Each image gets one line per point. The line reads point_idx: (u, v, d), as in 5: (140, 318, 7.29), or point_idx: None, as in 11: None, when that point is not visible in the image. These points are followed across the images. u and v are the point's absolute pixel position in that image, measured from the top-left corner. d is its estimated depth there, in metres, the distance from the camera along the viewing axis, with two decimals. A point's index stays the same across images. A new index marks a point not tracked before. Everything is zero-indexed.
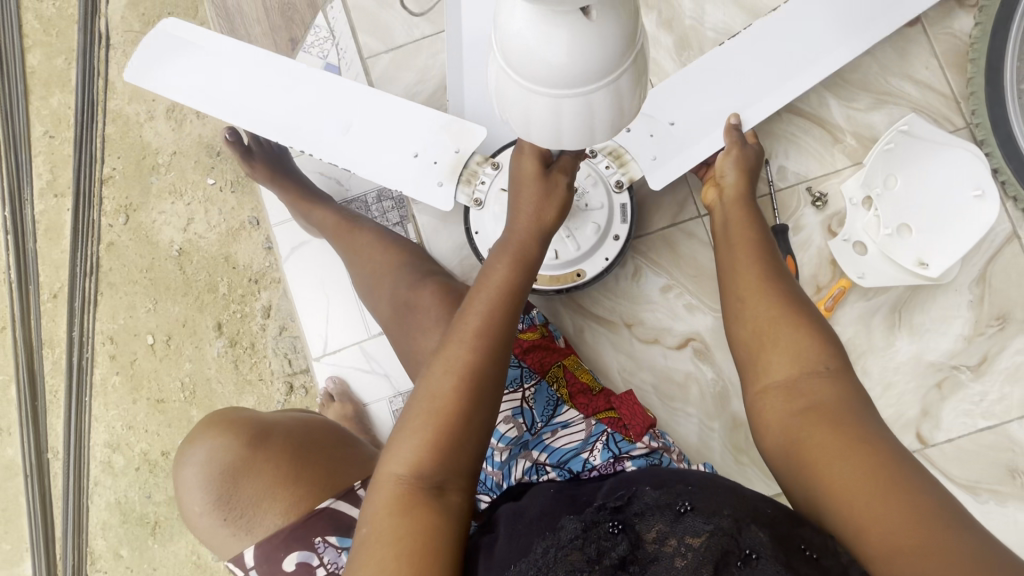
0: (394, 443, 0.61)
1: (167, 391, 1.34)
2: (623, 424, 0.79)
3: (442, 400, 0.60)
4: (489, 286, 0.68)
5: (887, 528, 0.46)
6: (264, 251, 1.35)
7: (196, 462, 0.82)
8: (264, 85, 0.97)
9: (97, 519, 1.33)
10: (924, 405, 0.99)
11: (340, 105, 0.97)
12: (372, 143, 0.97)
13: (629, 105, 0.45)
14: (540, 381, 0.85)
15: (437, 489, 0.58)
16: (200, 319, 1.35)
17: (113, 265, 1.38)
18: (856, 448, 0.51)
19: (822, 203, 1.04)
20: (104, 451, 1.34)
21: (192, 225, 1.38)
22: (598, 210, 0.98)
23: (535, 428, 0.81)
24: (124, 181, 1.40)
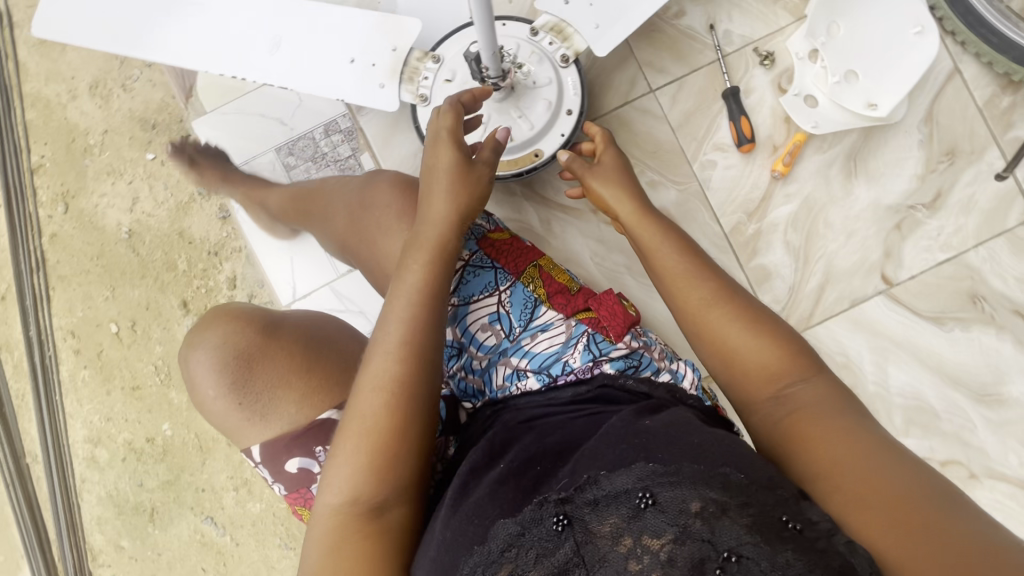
0: (328, 470, 0.65)
1: (140, 376, 1.30)
2: (602, 324, 0.73)
3: (371, 420, 0.64)
4: (406, 298, 0.70)
5: (883, 500, 0.51)
6: (220, 221, 1.30)
7: (206, 348, 0.78)
8: (183, 17, 0.98)
9: (91, 514, 1.30)
10: (886, 248, 1.02)
11: (268, 24, 0.98)
12: (305, 56, 0.97)
13: None
14: (513, 283, 0.79)
15: (375, 512, 0.63)
16: (162, 299, 1.30)
17: (61, 257, 1.32)
18: (849, 439, 0.56)
19: (770, 60, 1.04)
20: (86, 447, 1.30)
21: (138, 204, 1.31)
22: (547, 86, 0.96)
23: (512, 334, 0.76)
24: (56, 168, 1.32)
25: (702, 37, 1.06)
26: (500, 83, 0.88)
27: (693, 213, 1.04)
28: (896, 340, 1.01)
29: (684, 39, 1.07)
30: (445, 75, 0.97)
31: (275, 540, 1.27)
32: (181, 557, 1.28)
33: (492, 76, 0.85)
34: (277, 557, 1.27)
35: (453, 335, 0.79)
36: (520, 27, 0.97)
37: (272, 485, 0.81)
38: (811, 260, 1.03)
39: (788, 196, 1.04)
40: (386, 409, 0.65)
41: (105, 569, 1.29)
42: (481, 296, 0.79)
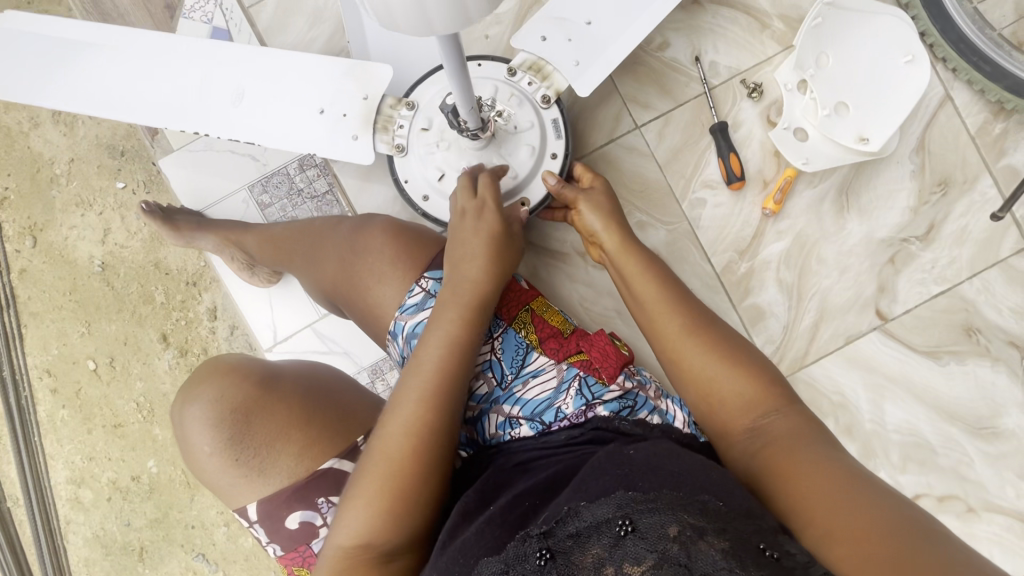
0: (342, 509, 0.60)
1: (122, 414, 1.26)
2: (595, 367, 0.67)
3: (399, 463, 0.60)
4: (440, 335, 0.66)
5: (860, 533, 0.46)
6: (196, 253, 1.26)
7: (201, 403, 0.74)
8: (133, 68, 0.93)
9: (78, 556, 1.27)
10: (880, 282, 1.01)
11: (227, 73, 0.92)
12: (271, 106, 0.92)
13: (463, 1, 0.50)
14: (506, 328, 0.72)
15: (383, 560, 0.58)
16: (141, 333, 1.26)
17: (31, 292, 1.27)
18: (825, 469, 0.52)
19: (758, 93, 1.02)
20: (69, 488, 1.27)
21: (110, 235, 1.27)
22: (529, 130, 0.93)
23: (505, 382, 0.70)
24: (22, 200, 1.27)
25: (687, 69, 1.04)
26: (480, 133, 0.85)
27: (682, 253, 1.02)
28: (891, 375, 1.00)
29: (669, 72, 1.04)
30: (421, 123, 0.94)
31: (269, 574, 1.25)
32: None
33: (471, 129, 0.82)
34: None
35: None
36: (498, 67, 0.94)
37: (267, 547, 0.78)
38: (804, 297, 1.01)
39: (780, 233, 1.02)
40: (413, 453, 0.60)
41: None
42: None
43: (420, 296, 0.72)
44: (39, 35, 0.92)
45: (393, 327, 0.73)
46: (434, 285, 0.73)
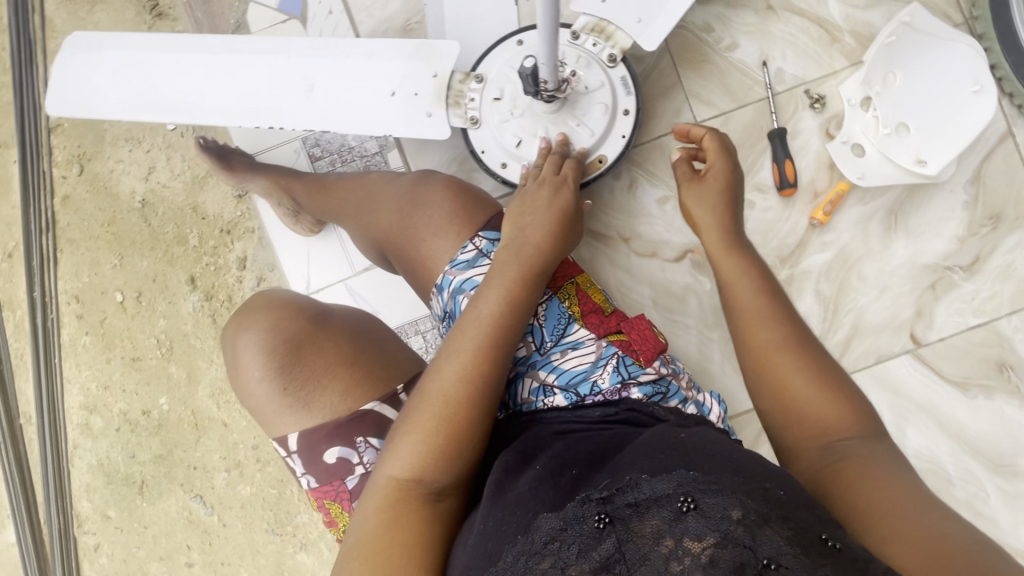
0: (396, 442, 0.62)
1: (142, 348, 1.28)
2: (633, 347, 0.69)
3: (454, 406, 0.62)
4: (500, 291, 0.66)
5: (937, 554, 0.47)
6: (235, 200, 1.28)
7: (257, 329, 0.77)
8: (200, 72, 0.89)
9: (81, 481, 1.29)
10: (918, 306, 1.01)
11: (295, 65, 0.89)
12: (343, 93, 0.89)
13: None
14: (551, 297, 0.73)
15: (433, 495, 0.59)
16: (170, 273, 1.28)
17: (72, 219, 1.30)
18: (897, 493, 0.53)
19: (821, 104, 1.02)
20: (81, 413, 1.29)
21: (154, 173, 1.29)
22: (599, 89, 0.93)
23: (543, 348, 0.71)
24: (74, 129, 1.30)
25: (753, 73, 1.04)
26: (556, 95, 0.84)
27: None
28: (917, 400, 1.00)
29: (734, 73, 1.04)
30: (491, 94, 0.92)
31: (263, 524, 1.27)
32: (166, 532, 1.27)
33: (549, 90, 0.82)
34: (263, 541, 1.27)
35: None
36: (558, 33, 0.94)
37: (301, 477, 0.79)
38: (840, 312, 1.02)
39: (824, 245, 1.02)
40: (469, 396, 0.62)
41: (90, 535, 1.29)
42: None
43: (472, 254, 0.74)
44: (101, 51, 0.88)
45: (439, 281, 0.74)
46: (487, 245, 0.74)
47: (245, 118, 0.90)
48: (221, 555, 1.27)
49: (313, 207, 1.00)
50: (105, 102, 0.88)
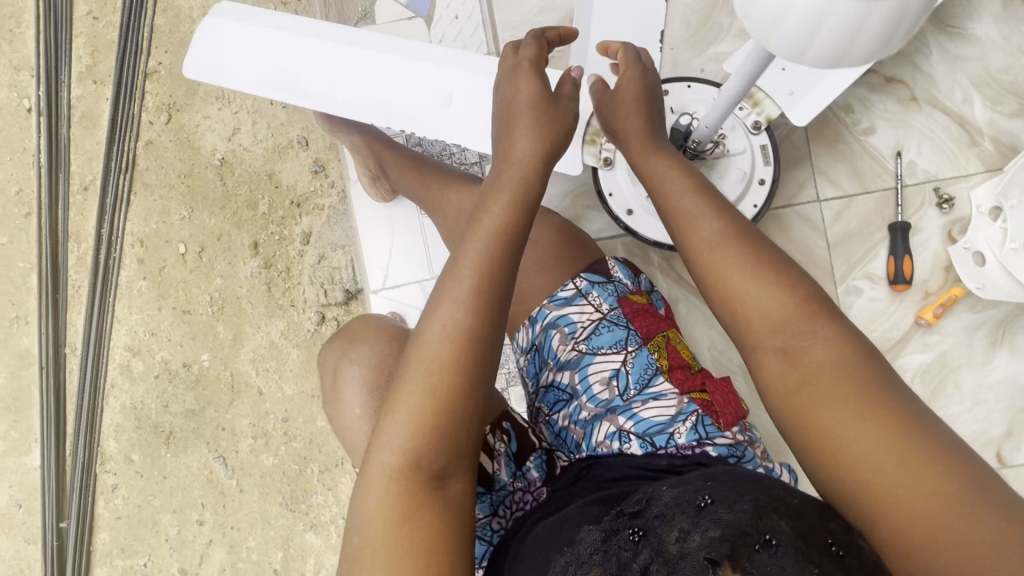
0: (381, 433, 0.54)
1: (194, 302, 1.30)
2: (716, 408, 0.61)
3: (438, 370, 0.54)
4: (482, 235, 0.58)
5: (906, 511, 0.45)
6: (310, 174, 1.29)
7: (362, 361, 0.72)
8: (344, 63, 0.83)
9: (111, 421, 1.31)
10: (1009, 425, 1.00)
11: (438, 74, 0.83)
12: (483, 111, 0.83)
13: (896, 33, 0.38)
14: (641, 347, 0.64)
15: (432, 481, 0.53)
16: (235, 234, 1.30)
17: (151, 164, 1.31)
18: (886, 426, 0.48)
19: (948, 205, 1.01)
20: (124, 354, 1.31)
21: (238, 135, 1.30)
22: (740, 155, 0.94)
23: (627, 395, 0.63)
24: (170, 78, 1.31)
25: (884, 160, 1.03)
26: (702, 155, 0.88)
27: None
28: None
29: (865, 158, 1.03)
30: None
31: (278, 498, 1.28)
32: (185, 487, 1.29)
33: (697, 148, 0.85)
34: (275, 514, 1.28)
35: (567, 379, 0.65)
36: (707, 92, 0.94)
37: None
38: None
39: (926, 345, 1.01)
40: (453, 364, 0.54)
41: (110, 475, 1.30)
42: (607, 350, 0.64)
43: (571, 292, 0.67)
44: (244, 23, 0.83)
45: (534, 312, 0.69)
46: (587, 286, 0.67)
47: (379, 117, 0.83)
48: (232, 519, 1.28)
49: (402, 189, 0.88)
50: (237, 72, 0.83)
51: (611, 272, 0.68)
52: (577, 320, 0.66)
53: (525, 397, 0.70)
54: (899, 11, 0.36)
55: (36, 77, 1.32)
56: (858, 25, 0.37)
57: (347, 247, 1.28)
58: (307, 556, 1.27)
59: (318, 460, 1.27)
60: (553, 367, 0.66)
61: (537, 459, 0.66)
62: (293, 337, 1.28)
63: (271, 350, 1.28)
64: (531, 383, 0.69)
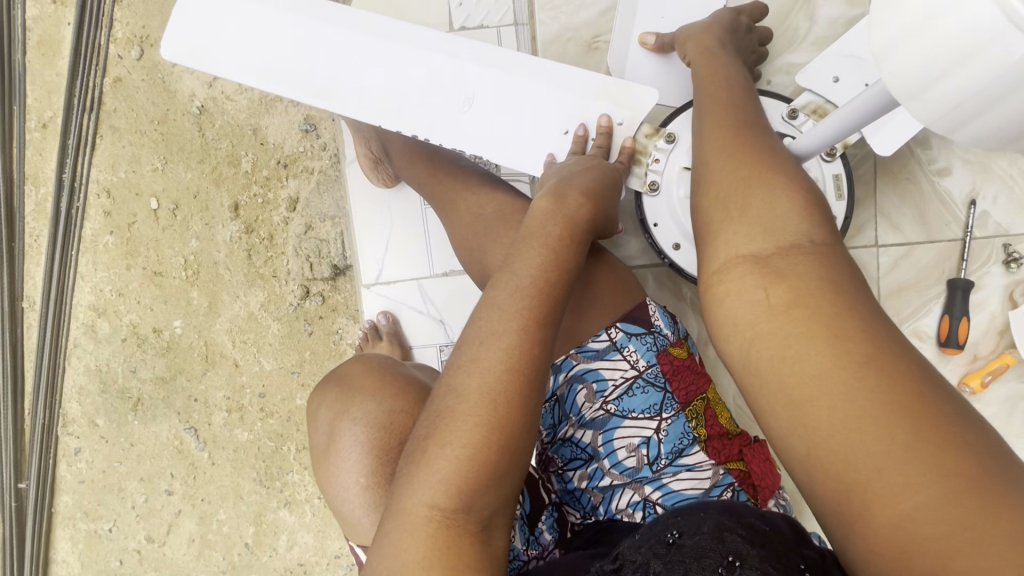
0: (423, 459, 0.43)
1: (166, 264, 1.20)
2: (752, 482, 0.55)
3: (494, 403, 0.43)
4: (530, 259, 0.50)
5: (903, 505, 0.33)
6: (300, 134, 1.16)
7: (363, 422, 0.63)
8: (345, 52, 0.70)
9: (74, 383, 1.23)
10: None
11: (456, 71, 0.71)
12: (505, 119, 0.72)
13: (989, 121, 0.26)
14: (677, 414, 0.56)
15: (484, 529, 0.42)
16: (214, 194, 1.18)
17: (120, 105, 1.17)
18: (887, 376, 0.35)
19: (1017, 264, 0.83)
20: (88, 313, 1.22)
21: (220, 80, 1.16)
22: None
23: (656, 465, 0.55)
24: (142, 5, 1.15)
25: (954, 207, 0.85)
26: None
27: None
28: None
29: (934, 203, 0.86)
30: (681, 160, 0.76)
31: (251, 474, 1.23)
32: (153, 455, 1.23)
33: None
34: (248, 490, 1.23)
35: (588, 438, 0.57)
36: (774, 106, 0.78)
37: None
38: None
39: None
40: (510, 396, 0.44)
41: (72, 438, 1.24)
42: (640, 416, 0.55)
43: (604, 344, 0.57)
44: (242, 1, 0.70)
45: (558, 362, 0.57)
46: (624, 338, 0.57)
47: (385, 114, 0.72)
48: (202, 492, 1.24)
49: (407, 179, 0.79)
50: (225, 57, 0.71)
51: (651, 321, 0.58)
52: (608, 377, 0.56)
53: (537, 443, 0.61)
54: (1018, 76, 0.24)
55: None
56: (981, 50, 0.25)
57: (337, 219, 1.17)
58: (279, 533, 1.24)
59: (296, 439, 1.22)
60: (576, 423, 0.57)
61: (550, 519, 0.58)
62: (274, 311, 1.19)
63: (250, 321, 1.20)
64: (546, 432, 0.60)
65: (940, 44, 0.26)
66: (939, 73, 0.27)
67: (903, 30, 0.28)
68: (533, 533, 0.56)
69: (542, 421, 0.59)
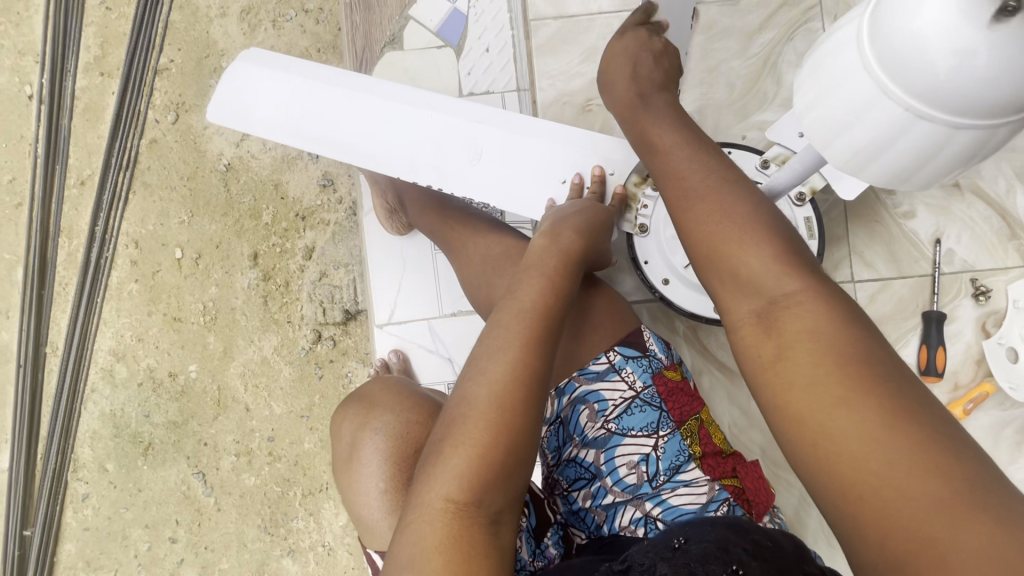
0: (439, 457, 0.46)
1: (186, 310, 1.25)
2: (747, 497, 0.57)
3: (500, 407, 0.47)
4: (533, 284, 0.56)
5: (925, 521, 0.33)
6: (318, 188, 1.25)
7: (383, 431, 0.65)
8: (368, 113, 0.79)
9: (88, 427, 1.26)
10: None
11: (466, 128, 0.79)
12: (510, 170, 0.79)
13: (876, 170, 0.32)
14: (673, 431, 0.59)
15: (493, 524, 0.45)
16: (235, 244, 1.25)
17: (153, 163, 1.27)
18: (872, 397, 0.37)
19: (984, 297, 0.87)
20: (108, 358, 1.26)
21: (246, 141, 1.26)
22: None
23: (656, 481, 0.57)
24: (180, 77, 1.27)
25: (922, 246, 0.90)
26: None
27: None
28: None
29: (903, 242, 0.90)
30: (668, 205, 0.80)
31: (256, 520, 1.23)
32: (159, 501, 1.24)
33: None
34: (252, 537, 1.23)
35: (591, 457, 0.59)
36: (748, 158, 0.87)
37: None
38: None
39: None
40: (516, 401, 0.48)
41: (82, 484, 1.25)
42: (639, 434, 0.58)
43: (604, 365, 0.60)
44: (280, 72, 0.79)
45: (563, 384, 0.60)
46: (622, 360, 0.60)
47: (403, 167, 0.79)
48: (206, 539, 1.23)
49: (420, 227, 0.86)
50: (263, 120, 0.79)
51: (646, 345, 0.62)
52: (608, 398, 0.59)
53: (543, 466, 0.64)
54: (895, 133, 0.30)
55: (39, 64, 1.27)
56: (863, 116, 0.31)
57: (350, 266, 1.24)
58: None
59: (301, 483, 1.23)
60: (579, 442, 0.60)
61: (555, 535, 0.60)
62: (286, 356, 1.24)
63: (263, 365, 1.24)
64: (551, 454, 0.62)
65: (834, 111, 0.32)
66: (842, 129, 0.32)
67: (805, 101, 0.34)
68: (539, 546, 0.58)
69: (548, 443, 0.62)
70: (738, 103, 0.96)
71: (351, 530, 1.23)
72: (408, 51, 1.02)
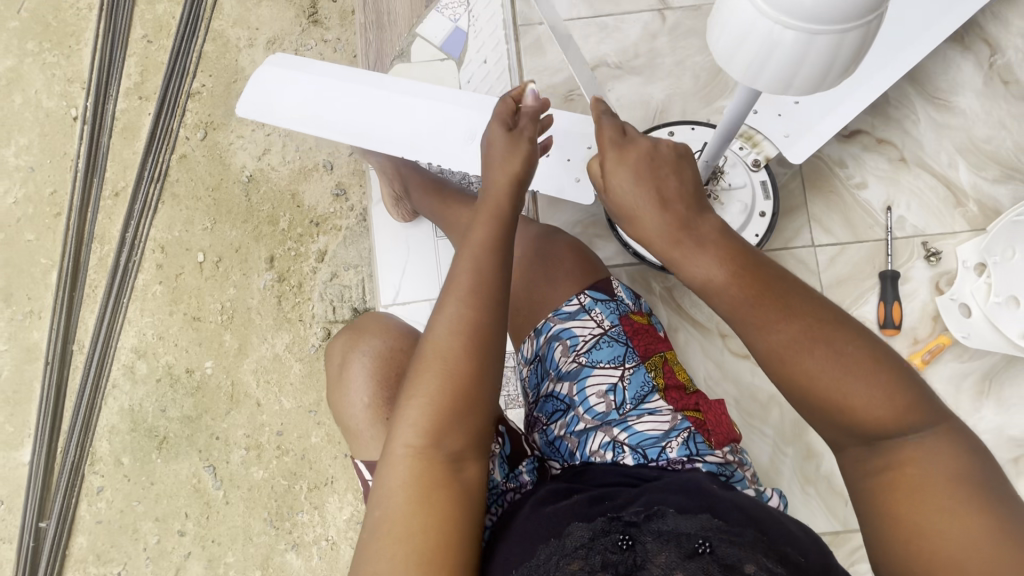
0: (400, 407, 0.53)
1: (205, 309, 1.33)
2: (707, 428, 0.62)
3: (447, 359, 0.52)
4: (472, 242, 0.57)
5: None
6: (332, 197, 1.35)
7: (371, 352, 0.72)
8: (375, 104, 0.89)
9: (107, 422, 1.31)
10: None
11: (461, 115, 0.88)
12: None
13: (766, 77, 0.42)
14: (638, 364, 0.65)
15: (455, 462, 0.52)
16: (253, 247, 1.34)
17: (182, 176, 1.38)
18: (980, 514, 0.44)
19: (936, 258, 0.93)
20: (130, 356, 1.33)
21: (267, 155, 1.37)
22: (741, 189, 0.91)
23: (622, 409, 0.63)
24: (210, 98, 1.40)
25: (875, 213, 0.96)
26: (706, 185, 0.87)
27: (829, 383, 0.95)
28: None
29: (857, 209, 0.97)
30: None
31: (263, 513, 1.26)
32: (170, 494, 1.28)
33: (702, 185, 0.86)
34: (258, 531, 1.25)
35: (566, 389, 0.65)
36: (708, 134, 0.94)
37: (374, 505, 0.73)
38: None
39: None
40: (461, 352, 0.52)
41: (97, 477, 1.29)
42: (607, 365, 0.65)
43: (575, 307, 0.68)
44: (301, 72, 0.90)
45: (540, 325, 0.68)
46: (591, 303, 0.68)
47: (405, 149, 0.89)
48: (213, 532, 1.26)
49: (423, 212, 0.95)
50: (283, 111, 0.89)
51: (615, 292, 0.70)
52: (579, 334, 0.66)
53: (525, 406, 0.70)
54: (771, 46, 0.39)
55: (86, 89, 1.40)
56: (750, 35, 0.40)
57: (359, 267, 1.32)
58: None
59: (307, 477, 1.26)
60: (555, 376, 0.66)
61: (530, 464, 0.63)
62: (297, 352, 1.30)
63: (275, 362, 1.30)
64: (532, 391, 0.69)
65: (731, 33, 0.41)
66: (737, 45, 0.41)
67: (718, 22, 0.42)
68: (512, 470, 0.62)
69: (529, 380, 0.69)
70: (702, 91, 1.04)
71: (354, 524, 1.25)
72: (415, 63, 1.13)
